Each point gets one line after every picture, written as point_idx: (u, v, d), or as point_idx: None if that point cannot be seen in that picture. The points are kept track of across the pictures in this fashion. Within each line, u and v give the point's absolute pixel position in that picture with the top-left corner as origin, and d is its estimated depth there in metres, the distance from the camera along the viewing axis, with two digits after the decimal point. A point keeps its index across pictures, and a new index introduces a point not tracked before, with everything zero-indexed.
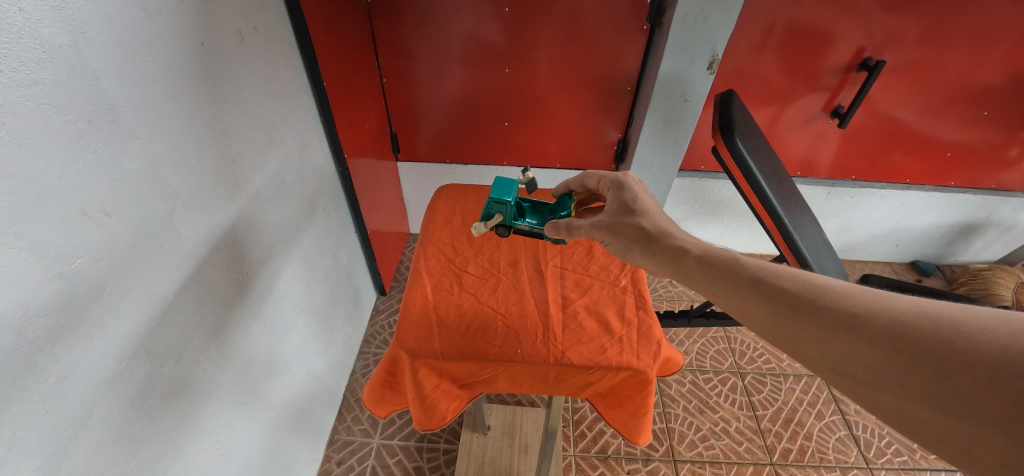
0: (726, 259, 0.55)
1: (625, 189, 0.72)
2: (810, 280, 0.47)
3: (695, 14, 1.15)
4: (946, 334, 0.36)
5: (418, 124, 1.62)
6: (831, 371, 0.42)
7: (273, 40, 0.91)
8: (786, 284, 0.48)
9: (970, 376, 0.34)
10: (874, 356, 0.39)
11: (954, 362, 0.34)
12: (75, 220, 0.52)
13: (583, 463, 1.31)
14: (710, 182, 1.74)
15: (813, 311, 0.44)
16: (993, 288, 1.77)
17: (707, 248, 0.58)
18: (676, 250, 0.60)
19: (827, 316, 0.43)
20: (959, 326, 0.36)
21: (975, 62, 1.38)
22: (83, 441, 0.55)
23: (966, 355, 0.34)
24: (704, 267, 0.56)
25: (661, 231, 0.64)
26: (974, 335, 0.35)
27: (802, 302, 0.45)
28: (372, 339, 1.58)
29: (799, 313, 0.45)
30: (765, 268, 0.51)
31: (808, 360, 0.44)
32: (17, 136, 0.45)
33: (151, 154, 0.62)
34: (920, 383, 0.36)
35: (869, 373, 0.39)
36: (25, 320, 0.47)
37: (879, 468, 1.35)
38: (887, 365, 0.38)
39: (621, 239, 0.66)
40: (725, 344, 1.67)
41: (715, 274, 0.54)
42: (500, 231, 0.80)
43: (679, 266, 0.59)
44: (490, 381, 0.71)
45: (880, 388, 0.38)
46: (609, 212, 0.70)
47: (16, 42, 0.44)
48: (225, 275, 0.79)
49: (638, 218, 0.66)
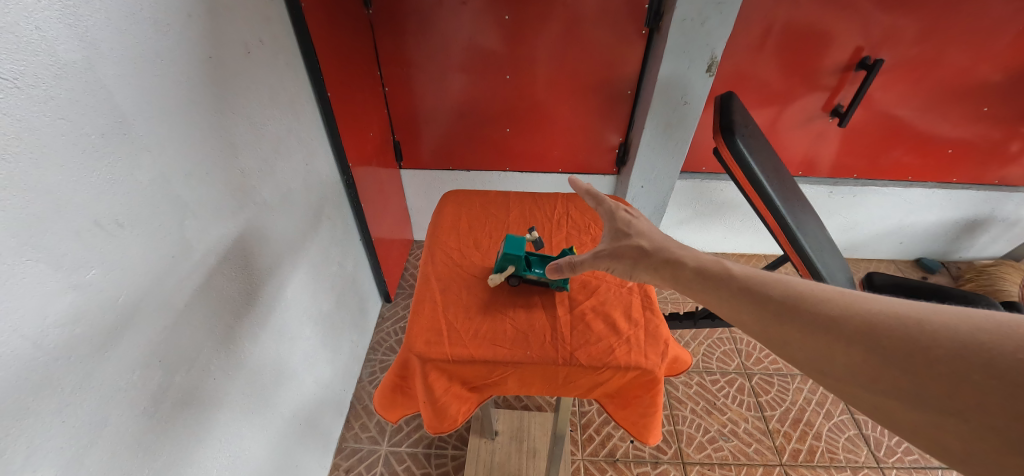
0: (717, 270, 0.56)
1: (616, 214, 0.72)
2: (793, 284, 0.48)
3: (693, 18, 1.16)
4: (916, 333, 0.37)
5: (420, 132, 1.63)
6: (814, 370, 0.43)
7: (278, 51, 0.92)
8: (771, 290, 0.49)
9: (936, 372, 0.35)
10: (853, 356, 0.40)
11: (922, 360, 0.36)
12: (90, 231, 0.53)
13: (592, 466, 1.31)
14: (712, 184, 1.75)
15: (796, 314, 0.45)
16: (1000, 284, 1.75)
17: (700, 260, 0.59)
18: (672, 261, 0.61)
19: (808, 319, 0.44)
20: (927, 325, 0.37)
21: (972, 59, 1.39)
22: (98, 448, 0.56)
23: (933, 351, 0.36)
24: (698, 277, 0.57)
25: (661, 249, 0.63)
26: (938, 332, 0.36)
27: (786, 307, 0.46)
28: (378, 346, 1.59)
29: (783, 318, 0.46)
30: (751, 275, 0.52)
31: (793, 361, 0.45)
32: (34, 150, 0.46)
33: (161, 166, 0.63)
34: (895, 381, 0.37)
35: (849, 372, 0.40)
36: (42, 330, 0.48)
37: (890, 468, 1.34)
38: (864, 364, 0.39)
39: (625, 263, 0.65)
40: (731, 345, 1.67)
41: (709, 283, 0.55)
42: (512, 281, 0.78)
43: (676, 277, 0.59)
44: (499, 384, 0.71)
45: (859, 387, 0.40)
46: (608, 239, 0.69)
47: (32, 59, 0.46)
48: (235, 283, 0.80)
49: (636, 240, 0.66)
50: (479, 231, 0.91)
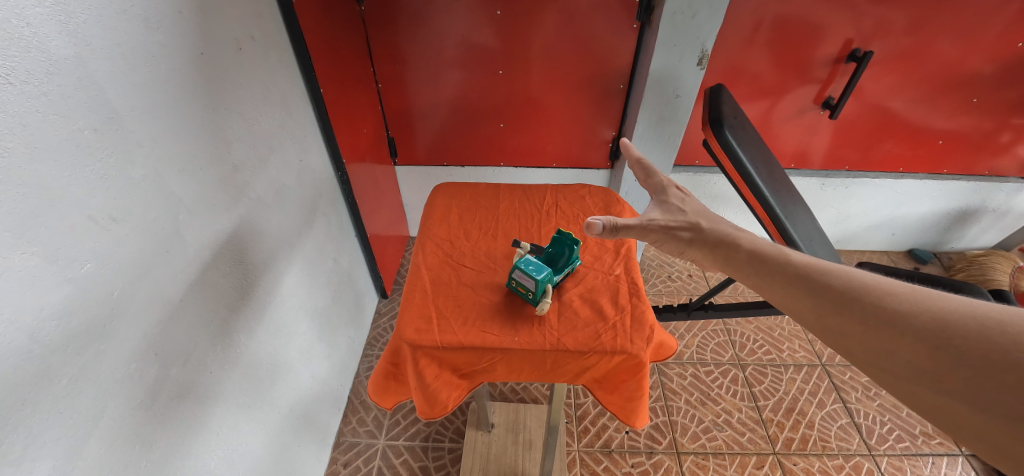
0: (777, 257, 0.57)
1: (669, 192, 0.72)
2: (859, 278, 0.50)
3: (683, 11, 1.17)
4: (991, 334, 0.39)
5: (414, 128, 1.64)
6: (872, 364, 0.46)
7: (270, 48, 0.93)
8: (833, 281, 0.51)
9: (1008, 375, 0.37)
10: (916, 352, 0.42)
11: (994, 362, 0.38)
12: (85, 226, 0.54)
13: (587, 457, 1.32)
14: (705, 177, 1.76)
15: (860, 307, 0.47)
16: (990, 273, 1.77)
17: (758, 245, 0.60)
18: (727, 244, 0.62)
19: (873, 312, 0.46)
20: (1004, 326, 0.39)
21: (961, 51, 1.40)
22: (95, 440, 0.56)
23: (1007, 355, 0.37)
24: (754, 263, 0.59)
25: (718, 231, 0.64)
26: (1016, 337, 0.38)
27: (849, 299, 0.49)
28: (374, 342, 1.60)
29: (845, 309, 0.48)
30: (814, 265, 0.54)
31: (851, 353, 0.48)
32: (27, 145, 0.47)
33: (154, 161, 0.63)
34: (957, 378, 0.39)
35: (908, 366, 0.43)
36: (39, 323, 0.49)
37: (881, 455, 1.36)
38: (928, 361, 0.41)
39: (678, 240, 0.65)
40: (726, 336, 1.68)
41: (765, 270, 0.57)
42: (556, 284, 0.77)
43: (730, 260, 0.61)
44: (489, 370, 0.72)
45: (916, 382, 0.42)
46: (662, 212, 0.68)
47: (24, 55, 0.46)
48: (229, 277, 0.81)
49: (693, 219, 0.66)
50: (469, 222, 0.91)
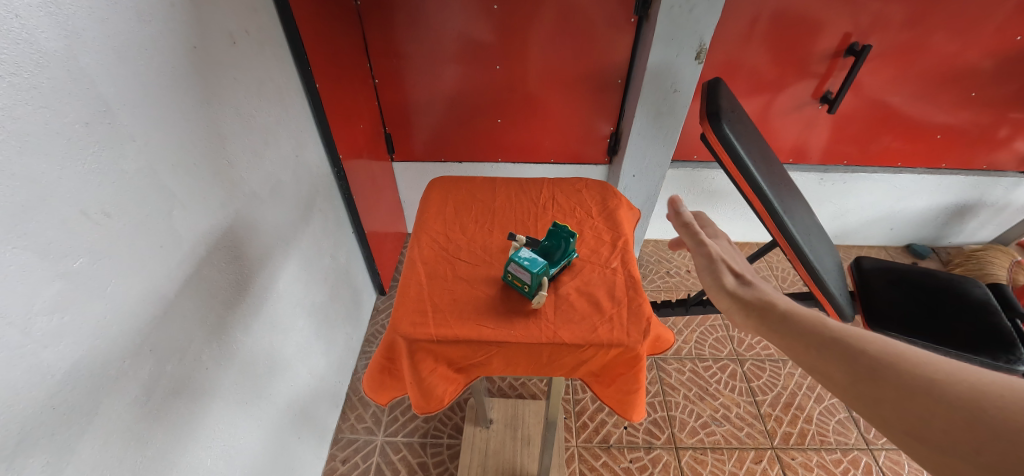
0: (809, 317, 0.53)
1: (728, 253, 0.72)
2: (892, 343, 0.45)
3: (681, 4, 1.16)
4: None
5: (412, 124, 1.63)
6: (902, 433, 0.39)
7: (265, 42, 0.92)
8: (863, 340, 0.46)
9: None
10: (953, 421, 0.36)
11: None
12: (77, 220, 0.53)
13: (586, 452, 1.32)
14: (704, 172, 1.76)
15: (892, 370, 0.42)
16: (988, 268, 1.77)
17: (793, 307, 0.56)
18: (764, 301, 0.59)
19: (906, 377, 0.41)
20: None
21: (960, 45, 1.40)
22: (89, 436, 0.56)
23: None
24: (783, 320, 0.55)
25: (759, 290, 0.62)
26: None
27: (883, 365, 0.43)
28: (373, 338, 1.59)
29: (875, 370, 0.43)
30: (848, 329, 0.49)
31: (880, 423, 0.41)
32: (17, 139, 0.46)
33: (147, 156, 0.63)
34: (1002, 454, 0.33)
35: (946, 439, 0.36)
36: (30, 317, 0.49)
37: (879, 449, 1.36)
38: (966, 431, 0.35)
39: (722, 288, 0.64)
40: (724, 332, 1.69)
41: (794, 326, 0.53)
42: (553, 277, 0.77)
43: (761, 315, 0.58)
44: (485, 364, 0.72)
45: (956, 456, 0.35)
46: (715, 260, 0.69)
47: (13, 47, 0.46)
48: (225, 273, 0.81)
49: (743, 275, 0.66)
50: (465, 216, 0.91)
